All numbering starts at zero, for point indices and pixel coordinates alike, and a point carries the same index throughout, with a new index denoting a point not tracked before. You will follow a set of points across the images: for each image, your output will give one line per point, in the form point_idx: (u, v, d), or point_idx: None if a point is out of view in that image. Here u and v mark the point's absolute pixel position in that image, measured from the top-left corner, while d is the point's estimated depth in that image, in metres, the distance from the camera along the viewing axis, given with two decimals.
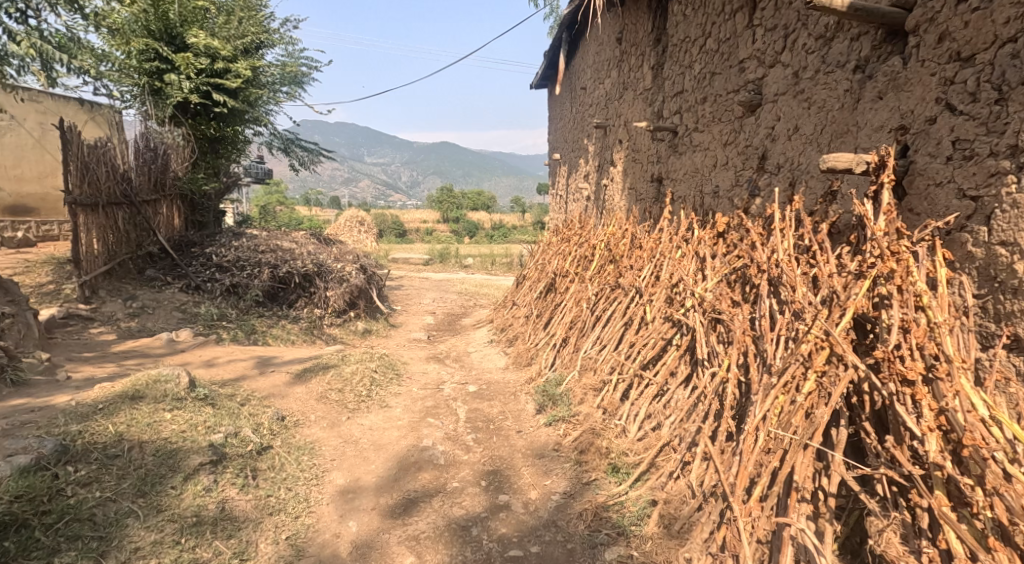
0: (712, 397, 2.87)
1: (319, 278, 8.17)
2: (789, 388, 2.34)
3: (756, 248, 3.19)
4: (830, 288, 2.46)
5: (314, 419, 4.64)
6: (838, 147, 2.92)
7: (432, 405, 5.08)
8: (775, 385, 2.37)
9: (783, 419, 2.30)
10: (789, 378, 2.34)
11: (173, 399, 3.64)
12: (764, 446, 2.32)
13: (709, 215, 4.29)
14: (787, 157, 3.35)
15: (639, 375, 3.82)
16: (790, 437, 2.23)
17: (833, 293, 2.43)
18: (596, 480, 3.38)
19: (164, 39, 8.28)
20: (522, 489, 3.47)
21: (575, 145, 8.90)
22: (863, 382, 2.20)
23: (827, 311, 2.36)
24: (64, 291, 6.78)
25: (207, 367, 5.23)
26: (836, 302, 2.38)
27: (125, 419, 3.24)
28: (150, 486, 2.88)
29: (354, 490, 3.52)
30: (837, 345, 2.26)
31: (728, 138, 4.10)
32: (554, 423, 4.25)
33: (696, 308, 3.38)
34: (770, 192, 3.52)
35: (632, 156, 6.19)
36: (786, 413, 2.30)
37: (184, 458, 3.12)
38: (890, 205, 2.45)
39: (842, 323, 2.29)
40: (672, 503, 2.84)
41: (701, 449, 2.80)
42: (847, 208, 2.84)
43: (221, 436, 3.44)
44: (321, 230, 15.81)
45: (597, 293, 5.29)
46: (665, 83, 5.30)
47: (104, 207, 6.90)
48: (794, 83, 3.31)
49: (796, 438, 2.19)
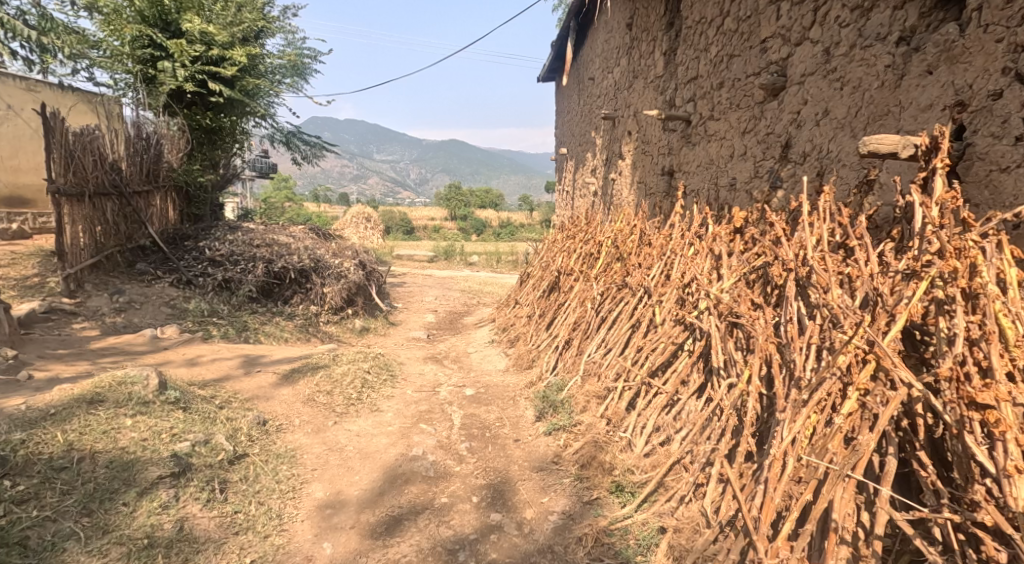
0: (730, 410, 2.55)
1: (316, 274, 7.92)
2: (823, 406, 2.02)
3: (780, 244, 2.86)
4: (874, 290, 2.13)
5: (298, 424, 4.34)
6: (875, 131, 2.59)
7: (426, 409, 4.77)
8: (808, 402, 2.04)
9: (817, 443, 1.97)
10: (824, 395, 2.01)
11: (139, 403, 3.34)
12: (794, 475, 1.99)
13: (725, 209, 3.97)
14: (814, 144, 3.03)
15: (647, 383, 3.49)
16: (826, 466, 1.90)
17: (878, 296, 2.10)
18: (598, 499, 3.07)
19: (157, 26, 7.97)
20: (517, 508, 3.15)
21: (582, 139, 8.56)
22: (917, 403, 1.88)
23: (871, 318, 2.03)
24: (48, 285, 6.52)
25: (188, 366, 4.94)
26: (881, 307, 2.05)
27: (79, 426, 2.95)
28: (98, 503, 2.60)
29: (334, 505, 3.22)
30: (884, 357, 1.94)
31: (748, 126, 3.78)
32: (554, 433, 3.94)
33: (711, 310, 3.05)
34: (795, 183, 3.21)
35: (642, 148, 5.86)
36: (821, 437, 1.97)
37: (141, 470, 2.83)
38: (951, 193, 2.09)
39: (891, 331, 1.97)
40: (683, 531, 2.52)
41: (717, 470, 2.48)
42: (888, 199, 2.51)
43: (189, 445, 3.15)
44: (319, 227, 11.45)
45: (602, 292, 4.96)
46: (677, 70, 4.98)
47: (91, 198, 6.61)
48: (824, 61, 2.98)
49: (835, 468, 1.87)
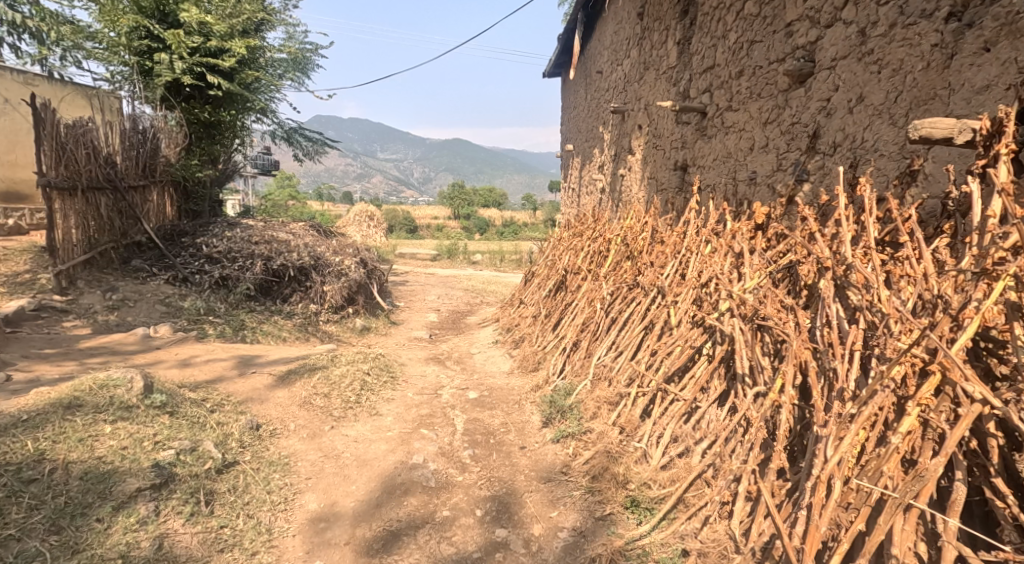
0: (761, 423, 2.33)
1: (315, 272, 7.73)
2: (874, 423, 1.83)
3: (812, 242, 2.64)
4: (938, 291, 1.90)
5: (293, 429, 4.14)
6: (919, 116, 2.44)
7: (428, 413, 4.57)
8: (856, 417, 1.84)
9: (869, 465, 1.78)
10: (875, 411, 1.81)
11: (122, 408, 3.14)
12: (842, 500, 1.80)
13: (744, 205, 3.75)
14: (846, 133, 2.81)
15: (664, 389, 3.27)
16: (882, 492, 1.72)
17: (940, 298, 1.88)
18: (611, 515, 2.86)
19: (154, 17, 7.79)
20: (523, 524, 2.95)
21: (589, 134, 8.34)
22: (989, 422, 1.69)
23: (935, 323, 1.82)
24: (39, 281, 6.33)
25: (180, 367, 4.75)
26: (944, 310, 1.84)
27: (52, 433, 2.76)
28: (69, 519, 2.41)
29: (327, 517, 3.02)
30: (950, 368, 1.72)
31: (769, 116, 3.56)
32: (562, 441, 3.75)
33: (734, 311, 2.83)
34: (824, 175, 3.00)
35: (652, 142, 5.65)
36: (873, 457, 1.78)
37: (117, 483, 2.63)
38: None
39: (960, 339, 1.76)
40: (708, 556, 2.30)
41: (744, 488, 2.27)
42: (935, 191, 2.31)
43: (174, 453, 2.95)
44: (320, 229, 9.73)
45: (612, 291, 4.74)
46: (692, 59, 4.75)
47: (84, 192, 6.41)
48: (858, 43, 2.77)
49: (894, 497, 1.68)
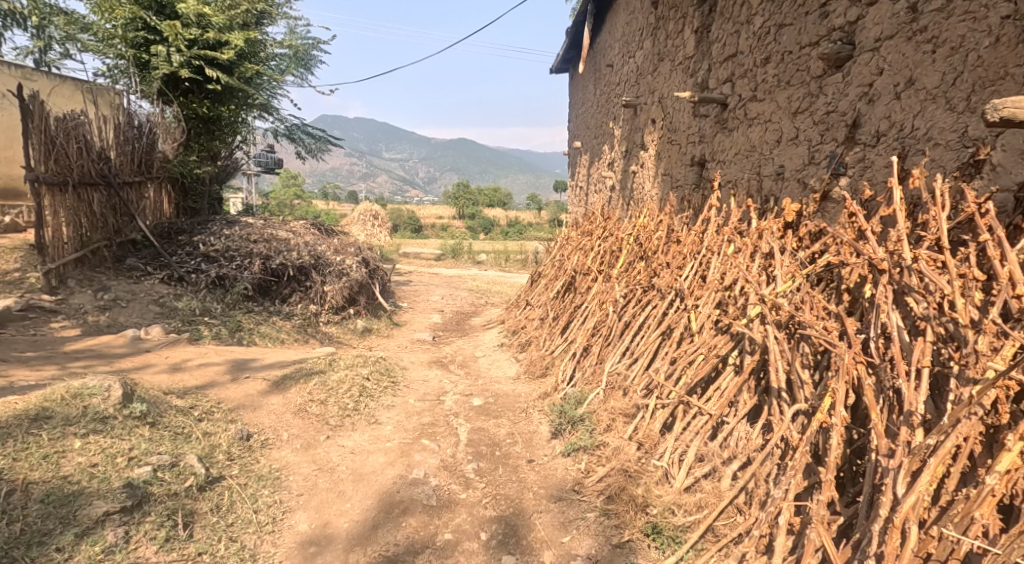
0: (806, 446, 2.05)
1: (316, 272, 7.49)
2: (961, 458, 1.71)
3: (860, 244, 2.38)
4: None
5: (287, 439, 3.88)
6: (985, 98, 2.22)
7: (429, 422, 4.30)
8: (936, 450, 1.71)
9: (958, 510, 1.65)
10: (962, 444, 1.69)
11: (96, 419, 2.90)
12: (922, 548, 1.67)
13: (771, 201, 3.48)
14: (893, 120, 2.57)
15: (686, 402, 3.01)
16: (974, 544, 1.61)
17: None
18: (630, 541, 2.62)
19: (151, 8, 7.52)
20: (533, 550, 2.72)
21: (599, 131, 8.07)
22: None
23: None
24: (28, 280, 6.10)
25: (169, 372, 4.50)
26: None
27: (14, 451, 2.54)
28: (25, 549, 2.20)
29: (318, 541, 2.80)
30: None
31: (800, 105, 3.29)
32: (573, 454, 3.51)
33: (767, 317, 2.56)
34: (864, 168, 2.74)
35: (667, 137, 5.38)
36: (960, 500, 1.66)
37: (83, 505, 2.41)
38: None
39: None
40: None
41: (785, 521, 2.00)
42: (1006, 183, 2.09)
43: (151, 470, 2.71)
44: (330, 233, 9.45)
45: (625, 294, 4.49)
46: (711, 47, 4.48)
47: (75, 188, 6.16)
48: (908, 20, 2.54)
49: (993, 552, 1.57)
